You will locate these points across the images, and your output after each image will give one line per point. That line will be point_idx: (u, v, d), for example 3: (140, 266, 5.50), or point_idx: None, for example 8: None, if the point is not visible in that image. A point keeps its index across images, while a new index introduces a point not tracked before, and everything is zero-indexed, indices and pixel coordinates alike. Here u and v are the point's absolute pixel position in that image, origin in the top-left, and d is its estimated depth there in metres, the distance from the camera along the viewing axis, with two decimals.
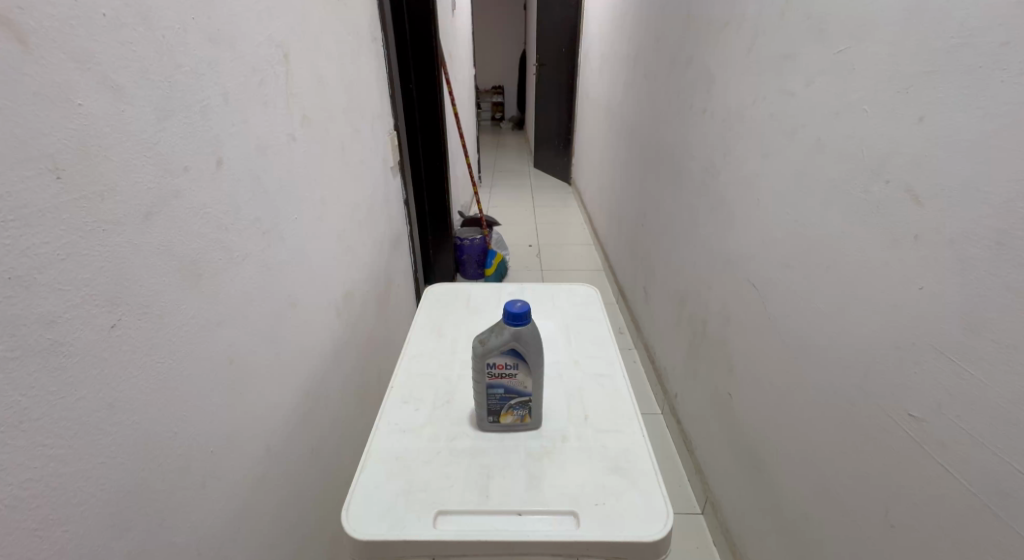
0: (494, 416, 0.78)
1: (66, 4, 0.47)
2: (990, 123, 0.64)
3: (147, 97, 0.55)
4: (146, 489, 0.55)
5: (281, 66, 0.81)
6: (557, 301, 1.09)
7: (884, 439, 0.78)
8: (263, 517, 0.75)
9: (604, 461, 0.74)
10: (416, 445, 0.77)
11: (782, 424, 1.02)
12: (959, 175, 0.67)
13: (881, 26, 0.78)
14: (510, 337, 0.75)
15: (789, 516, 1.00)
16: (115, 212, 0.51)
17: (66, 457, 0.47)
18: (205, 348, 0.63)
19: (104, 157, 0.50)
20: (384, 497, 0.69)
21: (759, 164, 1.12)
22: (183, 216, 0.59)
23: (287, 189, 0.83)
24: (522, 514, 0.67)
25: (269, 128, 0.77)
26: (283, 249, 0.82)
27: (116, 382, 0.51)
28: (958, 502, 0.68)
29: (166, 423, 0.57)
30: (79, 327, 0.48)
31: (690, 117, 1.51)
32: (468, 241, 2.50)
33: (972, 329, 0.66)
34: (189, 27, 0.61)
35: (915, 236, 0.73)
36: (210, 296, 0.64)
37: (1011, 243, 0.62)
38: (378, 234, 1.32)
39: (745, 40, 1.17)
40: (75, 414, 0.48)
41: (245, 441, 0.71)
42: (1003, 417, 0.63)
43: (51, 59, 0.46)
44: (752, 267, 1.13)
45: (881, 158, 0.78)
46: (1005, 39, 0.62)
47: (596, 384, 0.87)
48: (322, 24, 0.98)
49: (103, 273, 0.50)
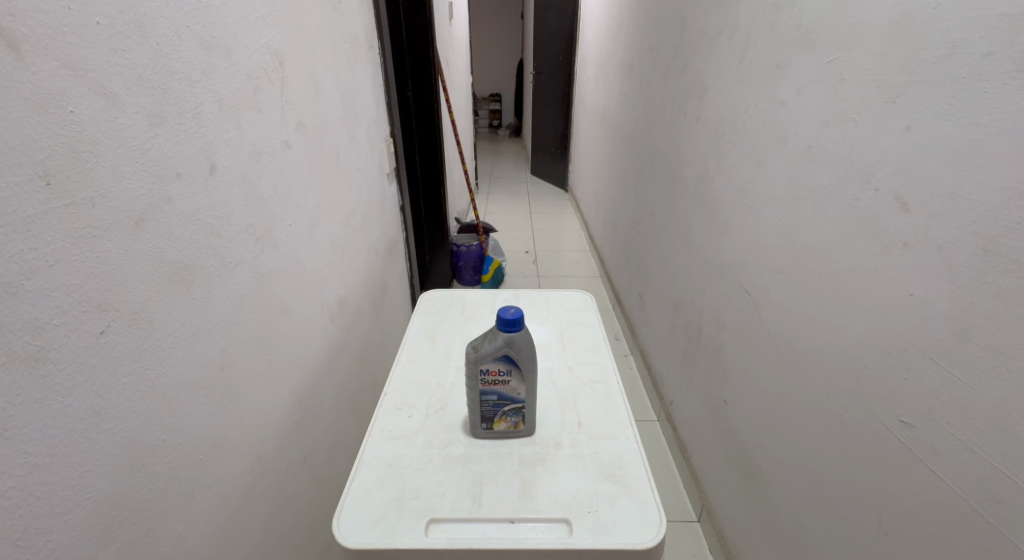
0: (487, 423, 0.78)
1: (59, 11, 0.47)
2: (975, 132, 0.65)
3: (140, 104, 0.55)
4: (133, 497, 0.54)
5: (276, 74, 0.82)
6: (552, 307, 1.09)
7: (877, 445, 0.78)
8: (252, 526, 0.75)
9: (597, 468, 0.74)
10: (409, 452, 0.76)
11: (776, 430, 1.02)
12: (946, 183, 0.68)
13: (869, 36, 0.79)
14: (503, 343, 0.75)
15: (783, 522, 1.00)
16: (105, 218, 0.51)
17: (50, 465, 0.47)
18: (195, 354, 0.62)
19: (96, 163, 0.50)
20: (375, 505, 0.69)
21: (751, 172, 1.13)
22: (174, 222, 0.59)
23: (281, 196, 0.83)
24: (515, 522, 0.67)
25: (264, 135, 0.78)
26: (277, 256, 0.82)
27: (104, 390, 0.51)
28: (951, 508, 0.68)
29: (155, 430, 0.57)
30: (66, 333, 0.48)
31: (683, 123, 1.52)
32: (466, 247, 2.48)
33: (961, 335, 0.66)
34: (183, 34, 0.61)
35: (905, 243, 0.73)
36: (203, 303, 0.64)
37: (997, 250, 0.62)
38: (372, 240, 1.32)
39: (737, 50, 1.19)
40: (60, 422, 0.47)
41: (235, 449, 0.70)
42: (994, 423, 0.63)
43: (42, 66, 0.46)
44: (745, 273, 1.14)
45: (871, 165, 0.79)
46: (989, 50, 0.63)
47: (591, 391, 0.87)
48: (317, 30, 0.98)
49: (91, 278, 0.50)
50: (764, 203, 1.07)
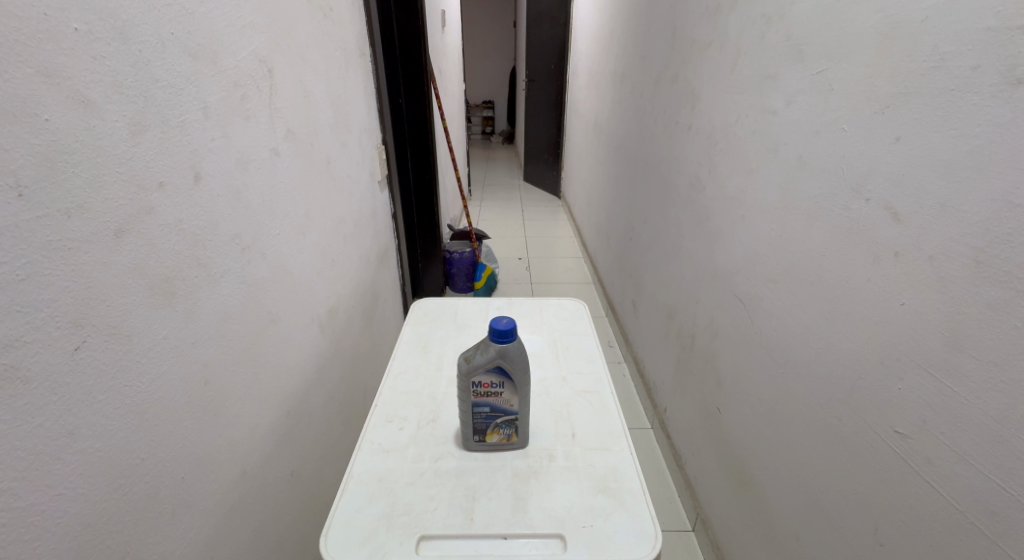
0: (479, 435, 0.76)
1: (34, 17, 0.46)
2: (964, 144, 0.64)
3: (121, 112, 0.53)
4: (111, 519, 0.53)
5: (264, 81, 0.81)
6: (545, 316, 1.08)
7: (871, 455, 0.77)
8: (237, 544, 0.72)
9: (592, 481, 0.72)
10: (400, 465, 0.74)
11: (770, 440, 1.01)
12: (936, 194, 0.68)
13: (858, 46, 0.79)
14: (495, 354, 0.74)
15: (776, 531, 0.99)
16: (82, 229, 0.50)
17: (17, 489, 0.45)
18: (178, 370, 0.61)
19: (72, 173, 0.49)
20: (364, 522, 0.67)
21: (742, 180, 1.12)
22: (156, 232, 0.58)
23: (269, 204, 0.82)
24: (509, 538, 0.66)
25: (251, 143, 0.76)
26: (264, 265, 0.80)
27: (78, 408, 0.49)
28: (947, 521, 0.67)
29: (134, 449, 0.55)
30: (39, 349, 0.46)
31: (676, 131, 1.51)
32: (456, 254, 2.47)
33: (954, 345, 0.66)
34: (167, 41, 0.60)
35: (896, 253, 0.73)
36: (185, 314, 0.62)
37: (988, 261, 0.62)
38: (363, 247, 1.30)
39: (727, 59, 1.19)
40: (26, 442, 0.45)
41: (219, 465, 0.68)
42: (988, 434, 0.62)
43: (16, 73, 0.45)
44: (738, 282, 1.13)
45: (862, 174, 0.79)
46: (975, 63, 0.63)
47: (585, 401, 0.86)
48: (307, 38, 0.97)
49: (67, 293, 0.48)
50: (756, 212, 1.07)
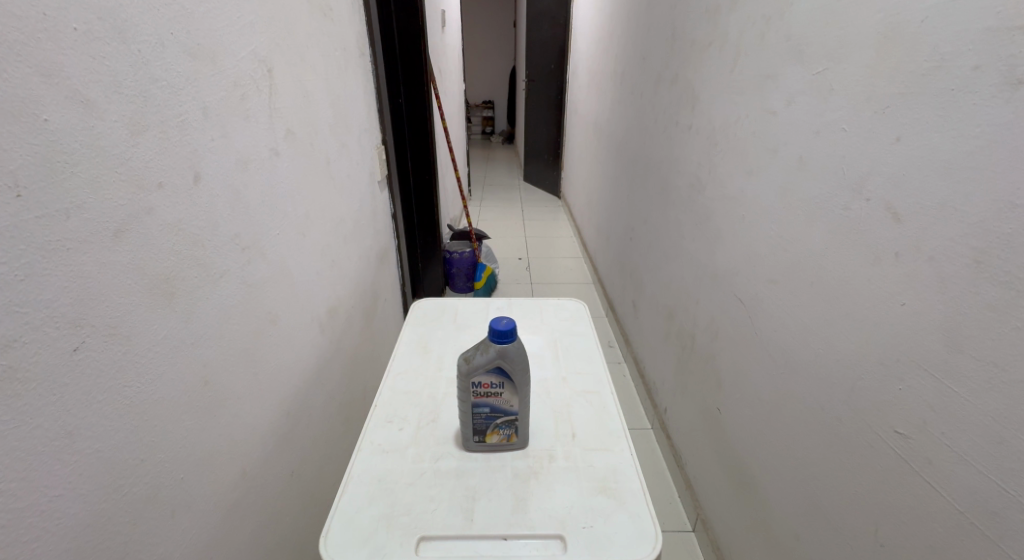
0: (479, 435, 0.76)
1: (33, 17, 0.46)
2: (965, 145, 0.64)
3: (120, 112, 0.53)
4: (110, 520, 0.53)
5: (264, 81, 0.80)
6: (545, 316, 1.08)
7: (871, 455, 0.77)
8: (237, 545, 0.72)
9: (592, 481, 0.72)
10: (400, 466, 0.74)
11: (770, 440, 1.01)
12: (936, 194, 0.67)
13: (858, 46, 0.79)
14: (496, 354, 0.74)
15: (777, 532, 0.99)
16: (80, 230, 0.49)
17: (17, 490, 0.45)
18: (177, 370, 0.61)
19: (71, 173, 0.49)
20: (363, 523, 0.67)
21: (743, 181, 1.12)
22: (155, 233, 0.57)
23: (269, 205, 0.82)
24: (509, 539, 0.65)
25: (251, 143, 0.76)
26: (264, 266, 0.80)
27: (77, 408, 0.49)
28: (948, 521, 0.67)
29: (133, 450, 0.55)
30: (37, 349, 0.46)
31: (676, 131, 1.51)
32: (457, 254, 2.47)
33: (955, 346, 0.66)
34: (167, 41, 0.60)
35: (897, 254, 0.73)
36: (185, 315, 0.62)
37: (988, 262, 0.62)
38: (363, 247, 1.30)
39: (727, 59, 1.18)
40: (25, 443, 0.45)
41: (219, 465, 0.68)
42: (988, 435, 0.62)
43: (15, 73, 0.45)
44: (738, 282, 1.13)
45: (862, 175, 0.79)
46: (976, 63, 0.63)
47: (585, 402, 0.86)
48: (307, 37, 0.97)
49: (65, 293, 0.48)
50: (756, 213, 1.07)
